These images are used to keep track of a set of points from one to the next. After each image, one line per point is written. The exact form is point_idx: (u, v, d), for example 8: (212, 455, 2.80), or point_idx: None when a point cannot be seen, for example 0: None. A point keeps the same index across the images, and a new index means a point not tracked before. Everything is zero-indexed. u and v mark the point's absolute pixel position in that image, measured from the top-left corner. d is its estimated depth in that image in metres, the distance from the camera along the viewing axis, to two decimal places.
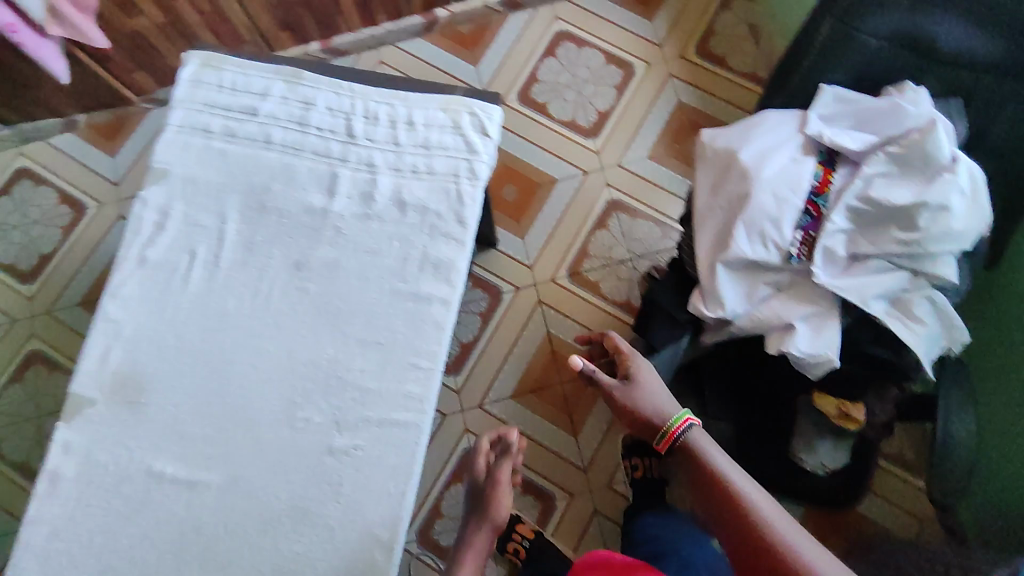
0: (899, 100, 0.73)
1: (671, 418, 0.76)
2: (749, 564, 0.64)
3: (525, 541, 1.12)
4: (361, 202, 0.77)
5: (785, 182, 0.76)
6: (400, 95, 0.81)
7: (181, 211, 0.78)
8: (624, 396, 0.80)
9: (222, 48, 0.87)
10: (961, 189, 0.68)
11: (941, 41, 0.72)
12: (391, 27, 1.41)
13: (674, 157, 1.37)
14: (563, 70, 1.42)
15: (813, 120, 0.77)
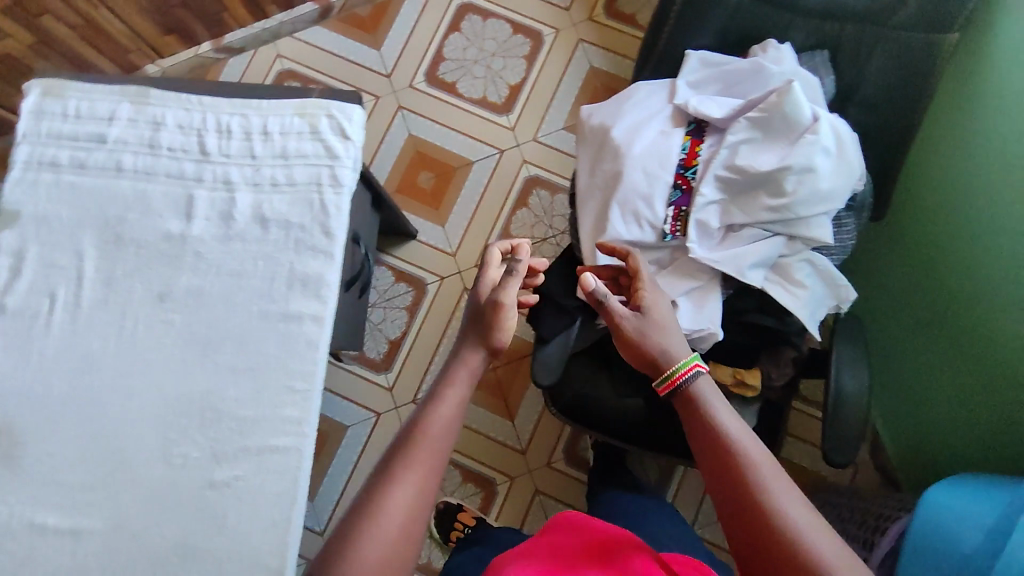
0: (761, 60, 0.70)
1: (680, 362, 0.67)
2: (742, 528, 0.57)
3: (467, 529, 1.14)
4: (221, 224, 0.74)
5: (655, 156, 0.73)
6: (253, 105, 0.77)
7: (37, 252, 0.75)
8: (638, 329, 0.69)
9: (65, 70, 0.82)
10: (824, 149, 0.66)
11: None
12: (283, 19, 1.35)
13: None
14: (469, 45, 1.36)
15: (681, 88, 0.74)
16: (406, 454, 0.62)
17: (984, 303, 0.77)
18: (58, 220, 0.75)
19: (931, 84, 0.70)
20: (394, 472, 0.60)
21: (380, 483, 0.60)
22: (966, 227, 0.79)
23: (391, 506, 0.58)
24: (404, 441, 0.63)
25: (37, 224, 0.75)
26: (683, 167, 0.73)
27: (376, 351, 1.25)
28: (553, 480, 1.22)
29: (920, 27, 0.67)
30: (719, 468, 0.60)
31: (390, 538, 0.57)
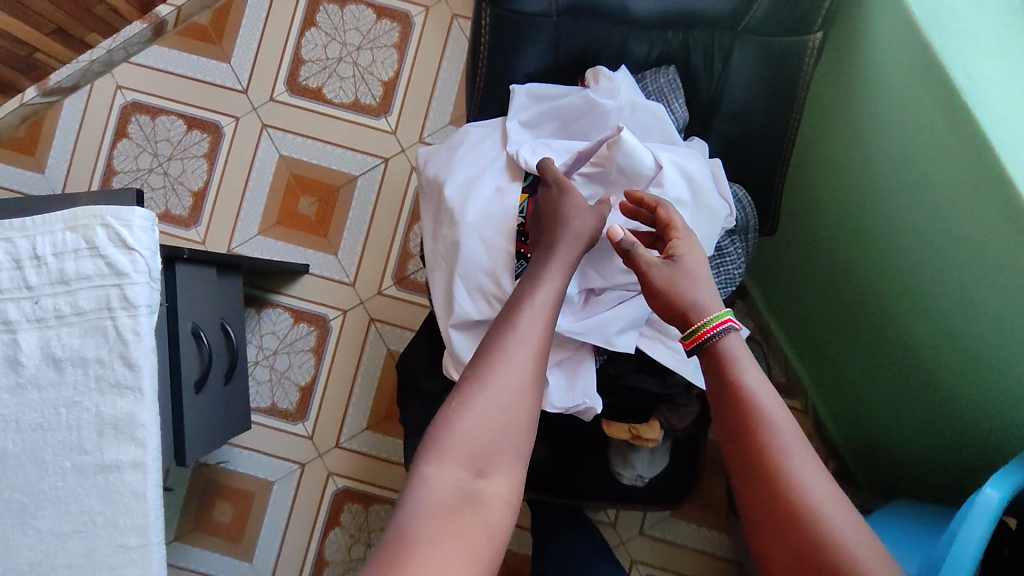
0: (593, 95, 0.61)
1: (714, 312, 0.55)
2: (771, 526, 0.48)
3: None
4: (8, 371, 0.64)
5: (492, 221, 0.62)
6: (15, 225, 0.65)
7: None
8: (668, 279, 0.56)
9: None
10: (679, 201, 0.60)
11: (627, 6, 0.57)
12: (111, 45, 1.18)
13: None
14: (330, 41, 1.19)
15: (511, 130, 0.63)
16: (511, 313, 0.56)
17: (925, 308, 0.69)
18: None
19: (797, 92, 0.61)
20: (500, 339, 0.54)
21: (484, 350, 0.54)
22: (883, 231, 0.71)
23: (507, 370, 0.53)
24: (509, 305, 0.57)
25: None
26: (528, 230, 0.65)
27: (288, 400, 1.17)
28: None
29: (775, 34, 0.58)
30: (741, 453, 0.51)
31: (507, 401, 0.52)
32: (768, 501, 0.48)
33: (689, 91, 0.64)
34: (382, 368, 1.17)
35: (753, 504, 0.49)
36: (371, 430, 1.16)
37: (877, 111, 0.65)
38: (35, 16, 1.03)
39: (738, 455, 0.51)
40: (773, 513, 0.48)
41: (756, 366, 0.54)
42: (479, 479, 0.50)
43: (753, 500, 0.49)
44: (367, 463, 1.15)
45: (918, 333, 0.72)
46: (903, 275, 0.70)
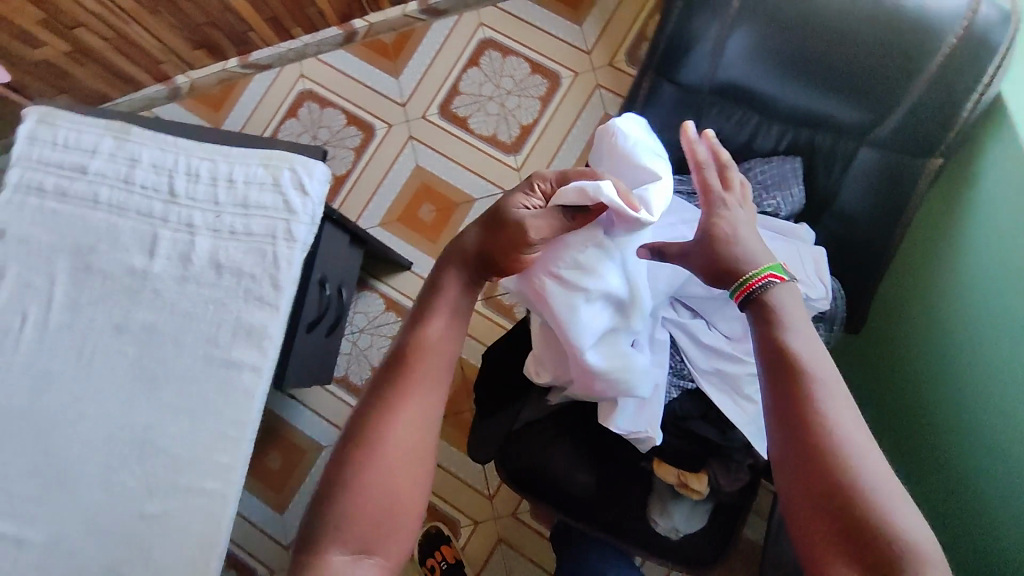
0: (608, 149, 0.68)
1: (754, 270, 0.61)
2: (811, 471, 0.52)
3: (443, 562, 1.13)
4: (179, 264, 0.77)
5: None
6: (223, 152, 0.80)
7: (15, 271, 0.79)
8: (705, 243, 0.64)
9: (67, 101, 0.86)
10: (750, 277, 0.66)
11: (773, 98, 0.69)
12: (308, 40, 1.39)
13: None
14: (486, 81, 1.36)
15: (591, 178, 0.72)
16: (395, 377, 0.61)
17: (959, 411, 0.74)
18: (40, 242, 0.80)
19: (908, 208, 0.68)
20: (387, 403, 0.60)
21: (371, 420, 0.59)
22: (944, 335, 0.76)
23: (389, 441, 0.58)
24: (383, 382, 0.62)
25: (17, 245, 0.80)
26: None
27: (359, 376, 1.26)
28: (518, 531, 1.18)
29: (897, 149, 0.66)
30: (799, 446, 0.53)
31: (389, 473, 0.57)
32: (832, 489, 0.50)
33: (810, 184, 0.72)
34: None
35: (809, 492, 0.52)
36: None
37: (981, 243, 0.71)
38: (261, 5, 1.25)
39: (796, 449, 0.53)
40: (835, 502, 0.50)
41: (798, 324, 0.59)
42: (363, 554, 0.54)
43: (810, 489, 0.52)
44: None
45: (952, 449, 0.75)
46: (959, 381, 0.74)
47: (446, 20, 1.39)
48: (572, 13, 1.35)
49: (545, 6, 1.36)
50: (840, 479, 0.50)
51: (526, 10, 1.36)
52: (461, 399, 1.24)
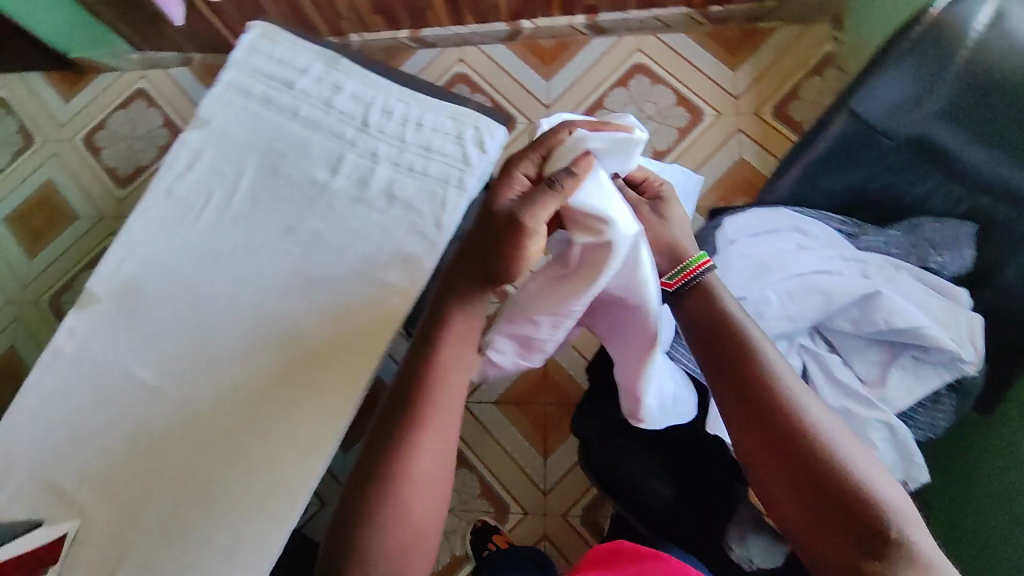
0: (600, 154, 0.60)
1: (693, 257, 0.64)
2: (786, 454, 0.55)
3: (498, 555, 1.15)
4: (357, 186, 0.84)
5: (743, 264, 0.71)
6: (417, 98, 0.87)
7: (210, 157, 0.88)
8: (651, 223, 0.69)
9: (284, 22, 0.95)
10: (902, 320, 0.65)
11: (961, 158, 0.70)
12: (476, 29, 1.47)
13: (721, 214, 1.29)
14: (630, 102, 1.40)
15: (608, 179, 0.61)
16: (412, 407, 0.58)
17: None
18: (236, 137, 0.88)
19: None
20: (406, 440, 0.57)
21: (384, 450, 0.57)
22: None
23: (416, 470, 0.57)
24: (404, 405, 0.59)
25: (216, 136, 0.88)
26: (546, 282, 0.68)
27: None
28: (563, 533, 1.19)
29: None
30: (769, 444, 0.56)
31: (417, 502, 0.57)
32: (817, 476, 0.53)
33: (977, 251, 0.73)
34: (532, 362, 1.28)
35: (793, 484, 0.54)
36: (495, 405, 1.26)
37: None
38: None
39: (772, 446, 0.56)
40: (822, 488, 0.53)
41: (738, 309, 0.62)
42: None
43: (797, 481, 0.54)
44: (477, 430, 1.26)
45: None
46: None
47: (606, 39, 1.45)
48: (729, 57, 1.39)
49: (703, 45, 1.40)
50: (816, 457, 0.54)
51: (683, 46, 1.41)
52: (537, 391, 1.26)
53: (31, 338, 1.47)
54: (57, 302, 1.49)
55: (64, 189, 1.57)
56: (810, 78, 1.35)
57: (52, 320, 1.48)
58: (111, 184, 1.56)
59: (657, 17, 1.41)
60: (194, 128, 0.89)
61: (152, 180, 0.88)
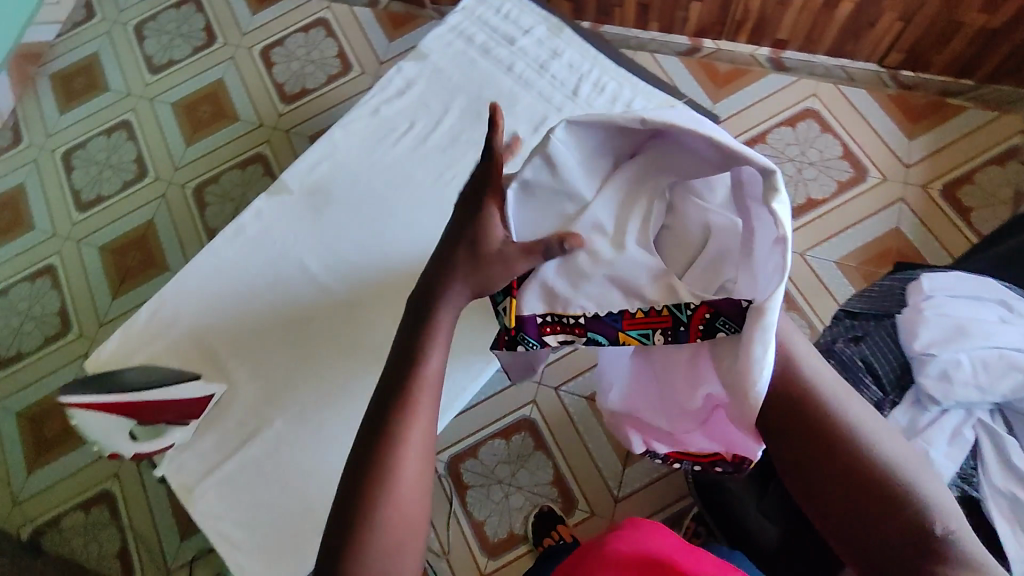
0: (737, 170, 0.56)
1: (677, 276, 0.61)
2: (828, 454, 0.56)
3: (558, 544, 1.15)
4: None
5: (948, 319, 0.70)
6: (631, 81, 0.88)
7: (421, 89, 0.92)
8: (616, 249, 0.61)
9: None
10: None
11: None
12: (657, 38, 1.44)
13: (863, 276, 1.24)
14: (795, 143, 1.35)
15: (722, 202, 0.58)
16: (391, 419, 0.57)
17: None
18: (448, 77, 0.92)
19: None
20: (384, 456, 0.56)
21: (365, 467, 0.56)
22: None
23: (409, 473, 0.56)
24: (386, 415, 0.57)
25: (430, 71, 0.92)
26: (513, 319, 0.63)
27: None
28: None
29: None
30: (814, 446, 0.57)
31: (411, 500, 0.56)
32: (839, 466, 0.56)
33: None
34: None
35: (823, 473, 0.57)
36: (587, 401, 1.27)
37: None
38: None
39: (806, 439, 0.57)
40: (853, 482, 0.55)
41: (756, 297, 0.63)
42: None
43: (827, 474, 0.56)
44: (563, 420, 1.26)
45: None
46: None
47: (783, 76, 1.40)
48: (907, 124, 1.35)
49: (884, 105, 1.36)
50: (856, 457, 0.55)
51: (862, 101, 1.37)
52: None
53: (171, 217, 1.57)
54: (200, 193, 1.58)
55: (232, 92, 1.67)
56: (988, 166, 1.30)
57: (192, 206, 1.57)
58: (275, 98, 1.64)
59: (844, 68, 1.39)
60: (411, 60, 0.93)
61: (361, 96, 0.93)
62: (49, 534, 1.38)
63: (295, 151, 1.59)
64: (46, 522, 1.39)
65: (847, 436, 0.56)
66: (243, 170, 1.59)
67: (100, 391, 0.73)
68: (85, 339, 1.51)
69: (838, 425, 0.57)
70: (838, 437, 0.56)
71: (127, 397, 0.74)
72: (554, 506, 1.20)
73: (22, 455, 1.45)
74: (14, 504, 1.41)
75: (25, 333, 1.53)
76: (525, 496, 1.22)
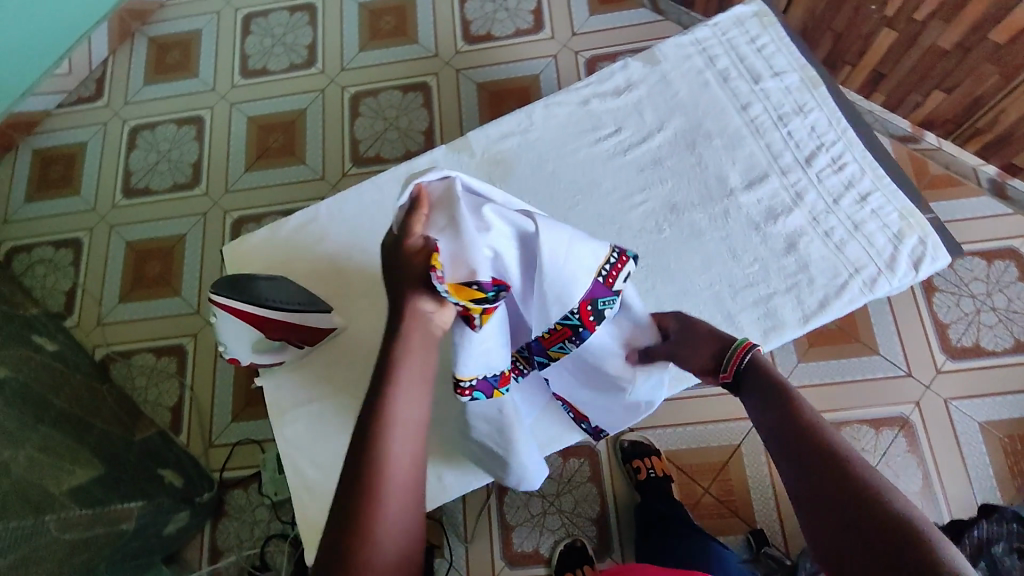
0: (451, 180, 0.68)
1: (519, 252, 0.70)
2: (820, 490, 0.53)
3: None
4: (765, 213, 0.88)
5: None
6: (878, 173, 0.89)
7: (641, 96, 0.95)
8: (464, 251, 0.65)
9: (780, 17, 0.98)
10: None
11: None
12: (876, 112, 1.30)
13: (1005, 451, 1.11)
14: (983, 280, 1.20)
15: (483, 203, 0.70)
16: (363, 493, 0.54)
17: None
18: (675, 96, 0.95)
19: None
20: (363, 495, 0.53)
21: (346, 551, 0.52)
22: None
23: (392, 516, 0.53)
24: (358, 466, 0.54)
25: (660, 83, 0.95)
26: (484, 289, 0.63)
27: None
28: None
29: None
30: (803, 480, 0.54)
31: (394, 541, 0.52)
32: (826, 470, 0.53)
33: None
34: (719, 446, 1.20)
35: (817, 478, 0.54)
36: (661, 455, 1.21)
37: None
38: (885, 63, 1.19)
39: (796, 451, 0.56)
40: (838, 489, 0.52)
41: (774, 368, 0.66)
42: None
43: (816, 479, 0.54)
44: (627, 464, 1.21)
45: None
46: None
47: (1000, 205, 1.24)
48: None
49: None
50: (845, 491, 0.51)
51: None
52: (706, 475, 1.19)
53: (321, 114, 1.57)
54: (356, 101, 1.57)
55: (420, 12, 1.63)
56: None
57: (344, 111, 1.56)
58: (458, 33, 1.59)
59: None
60: (640, 62, 0.96)
61: (580, 80, 0.96)
62: (119, 363, 1.45)
63: (459, 93, 1.54)
64: (119, 351, 1.46)
65: (835, 450, 0.54)
66: (403, 94, 1.56)
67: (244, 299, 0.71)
68: (207, 199, 1.55)
69: (832, 460, 0.54)
70: (819, 447, 0.55)
71: (269, 314, 0.72)
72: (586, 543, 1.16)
73: (120, 282, 1.51)
74: (99, 323, 1.49)
75: (158, 171, 1.59)
76: (562, 520, 1.19)
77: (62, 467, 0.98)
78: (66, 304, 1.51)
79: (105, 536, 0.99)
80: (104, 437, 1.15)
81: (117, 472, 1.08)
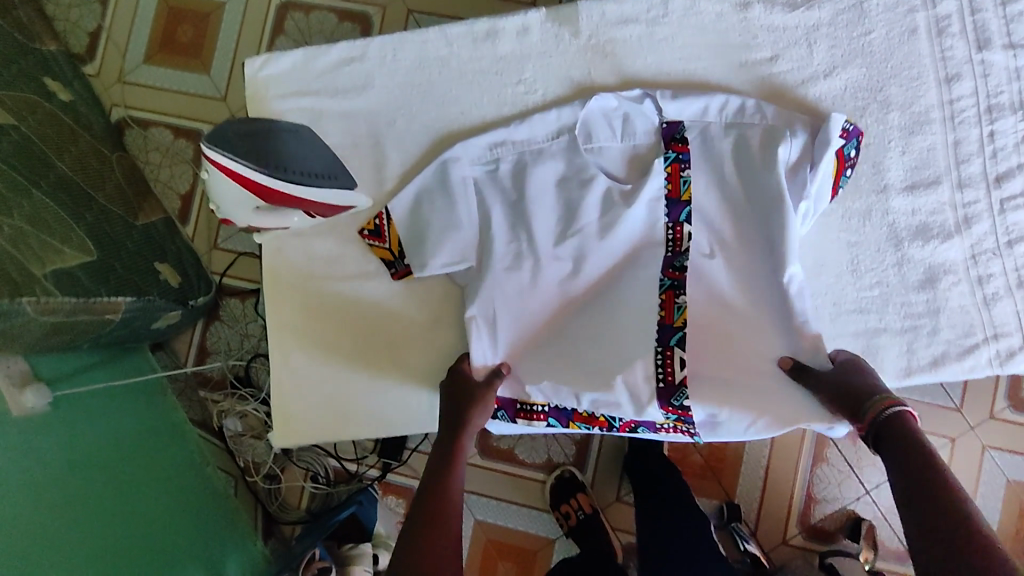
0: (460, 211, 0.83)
1: (393, 228, 0.84)
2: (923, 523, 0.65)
3: (579, 513, 1.13)
4: (918, 229, 0.87)
5: None
6: None
7: (820, 18, 0.87)
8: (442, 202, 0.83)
9: None
10: None
11: None
12: None
13: (1004, 530, 1.10)
14: None
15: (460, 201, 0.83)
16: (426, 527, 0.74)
17: None
18: (867, 39, 0.87)
19: None
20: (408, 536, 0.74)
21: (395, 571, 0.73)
22: None
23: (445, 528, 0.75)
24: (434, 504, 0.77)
25: (853, 13, 0.87)
26: (392, 252, 0.85)
27: None
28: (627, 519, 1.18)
29: None
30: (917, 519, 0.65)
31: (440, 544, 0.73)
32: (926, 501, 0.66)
33: None
34: None
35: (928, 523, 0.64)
36: None
37: None
38: None
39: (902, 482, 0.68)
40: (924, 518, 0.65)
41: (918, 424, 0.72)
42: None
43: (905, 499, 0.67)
44: None
45: None
46: None
47: None
48: None
49: None
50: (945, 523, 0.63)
51: None
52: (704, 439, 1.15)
53: None
54: None
55: None
56: None
57: None
58: None
59: None
60: None
61: None
62: (135, 131, 1.33)
63: None
64: (136, 119, 1.33)
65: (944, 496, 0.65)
66: None
67: (249, 162, 0.72)
68: None
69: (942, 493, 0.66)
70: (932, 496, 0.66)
71: (274, 185, 0.74)
72: (575, 474, 1.17)
73: (146, 39, 1.34)
74: (119, 80, 1.34)
75: None
76: (549, 448, 1.19)
77: (51, 245, 0.91)
78: (86, 48, 1.35)
79: (89, 323, 0.97)
80: (104, 215, 1.08)
81: (112, 261, 1.02)
